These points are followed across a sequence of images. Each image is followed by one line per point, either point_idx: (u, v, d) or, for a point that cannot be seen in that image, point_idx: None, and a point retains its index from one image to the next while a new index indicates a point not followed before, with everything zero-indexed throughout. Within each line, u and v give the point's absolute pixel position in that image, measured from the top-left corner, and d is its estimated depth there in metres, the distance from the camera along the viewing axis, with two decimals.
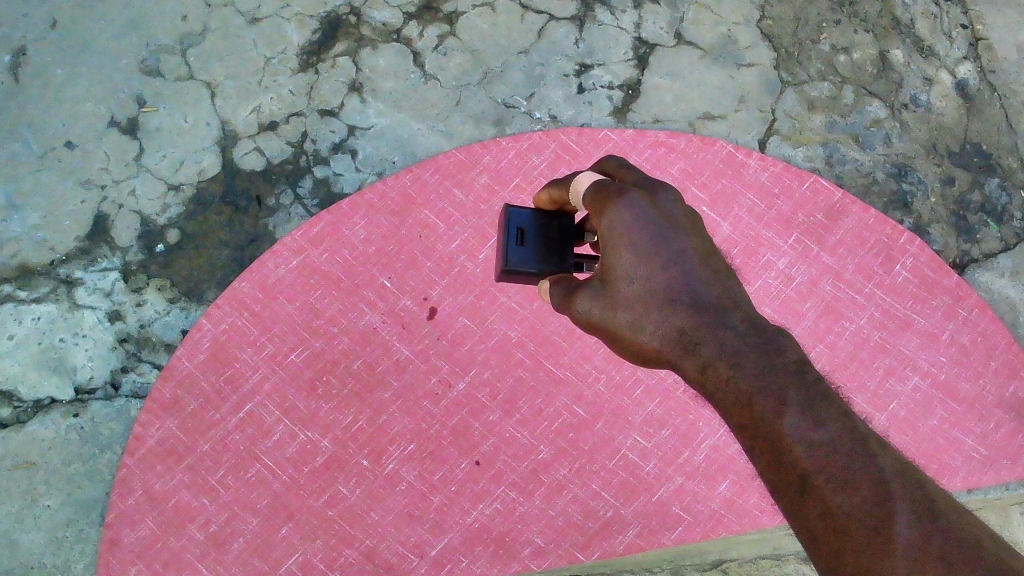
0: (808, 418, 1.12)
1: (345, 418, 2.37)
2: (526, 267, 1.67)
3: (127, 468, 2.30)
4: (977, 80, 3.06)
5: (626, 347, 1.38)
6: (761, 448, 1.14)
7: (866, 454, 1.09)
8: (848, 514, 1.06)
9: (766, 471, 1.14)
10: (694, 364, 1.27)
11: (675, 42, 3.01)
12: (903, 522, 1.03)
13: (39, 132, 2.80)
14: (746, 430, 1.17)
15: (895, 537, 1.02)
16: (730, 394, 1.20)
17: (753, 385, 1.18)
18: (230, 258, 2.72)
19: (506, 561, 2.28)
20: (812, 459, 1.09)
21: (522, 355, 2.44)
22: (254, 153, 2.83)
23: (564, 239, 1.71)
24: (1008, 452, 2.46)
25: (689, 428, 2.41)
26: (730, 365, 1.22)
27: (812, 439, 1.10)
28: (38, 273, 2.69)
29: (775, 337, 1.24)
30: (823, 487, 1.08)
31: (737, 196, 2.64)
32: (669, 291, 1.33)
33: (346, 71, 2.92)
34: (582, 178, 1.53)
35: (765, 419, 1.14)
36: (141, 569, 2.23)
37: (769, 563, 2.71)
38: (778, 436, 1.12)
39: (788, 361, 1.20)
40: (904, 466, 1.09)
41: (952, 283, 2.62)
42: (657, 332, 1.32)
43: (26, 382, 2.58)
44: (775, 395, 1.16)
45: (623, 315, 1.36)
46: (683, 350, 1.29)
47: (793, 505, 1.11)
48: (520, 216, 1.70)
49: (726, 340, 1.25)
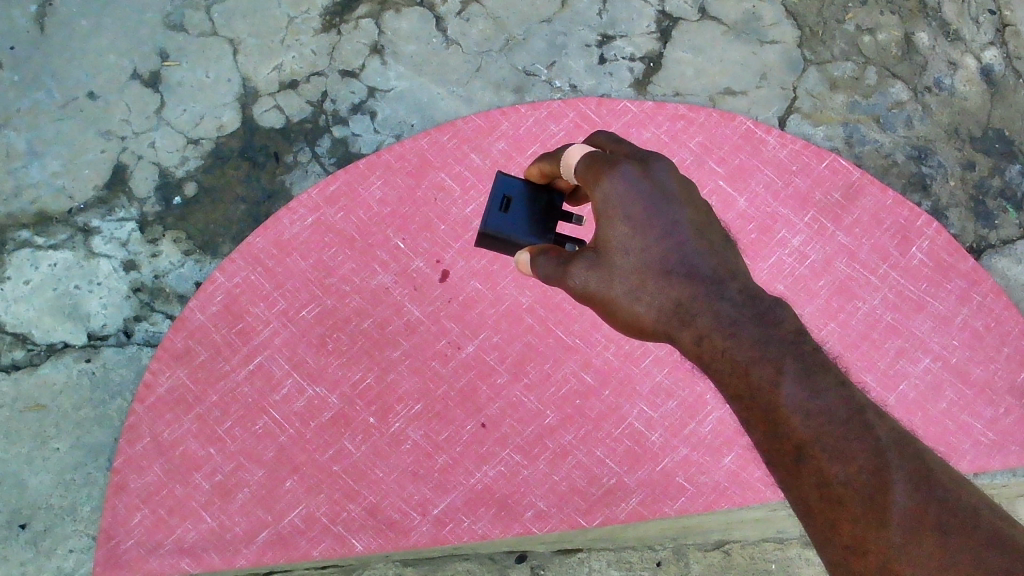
0: (805, 389, 1.15)
1: (353, 375, 2.38)
2: (506, 232, 1.67)
3: (136, 415, 2.33)
4: (1002, 65, 3.02)
5: (620, 319, 1.39)
6: (757, 418, 1.19)
7: (862, 425, 1.12)
8: (843, 483, 1.10)
9: (763, 441, 1.19)
10: (690, 336, 1.28)
11: (699, 16, 3.00)
12: (900, 492, 1.07)
13: (63, 82, 2.84)
14: (742, 400, 1.21)
15: (892, 507, 1.07)
16: (727, 365, 1.23)
17: (749, 355, 1.20)
18: (247, 212, 2.74)
19: (508, 523, 2.28)
20: (807, 430, 1.13)
21: (532, 321, 2.45)
22: (274, 111, 2.85)
23: (548, 215, 1.71)
24: (1018, 438, 2.44)
25: (696, 400, 2.40)
26: (725, 336, 1.23)
27: (809, 409, 1.13)
28: (56, 220, 2.73)
29: (773, 308, 1.24)
30: (819, 457, 1.12)
31: (754, 171, 2.64)
32: (665, 263, 1.33)
33: (368, 33, 2.93)
34: (573, 152, 1.51)
35: (762, 390, 1.18)
36: (146, 514, 2.25)
37: (772, 546, 2.67)
38: (773, 407, 1.16)
39: (785, 332, 1.21)
40: (901, 435, 1.12)
41: (968, 267, 2.60)
42: (653, 305, 1.33)
43: (40, 327, 2.62)
44: (772, 364, 1.18)
45: (619, 287, 1.37)
46: (679, 322, 1.30)
47: (788, 473, 1.16)
48: (509, 184, 1.69)
49: (723, 311, 1.25)
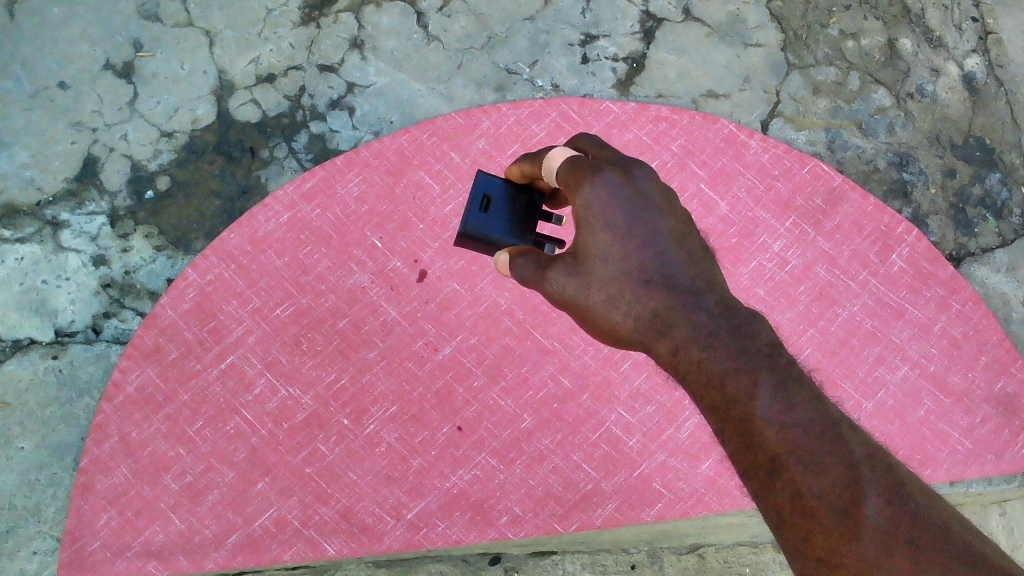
0: (780, 401, 1.13)
1: (328, 375, 2.34)
2: (484, 231, 1.63)
3: (104, 414, 2.28)
4: (984, 73, 3.02)
5: (596, 326, 1.36)
6: (732, 430, 1.15)
7: (837, 438, 1.10)
8: (817, 495, 1.07)
9: (737, 452, 1.15)
10: (667, 347, 1.25)
11: (683, 17, 2.98)
12: (872, 504, 1.05)
13: (33, 71, 2.77)
14: (716, 413, 1.18)
15: (864, 520, 1.04)
16: (701, 376, 1.20)
17: (726, 366, 1.18)
18: (221, 208, 2.69)
19: (483, 527, 2.25)
20: (782, 442, 1.10)
21: (510, 323, 2.42)
22: (250, 105, 2.80)
23: (529, 216, 1.68)
24: (995, 447, 2.43)
25: (675, 405, 2.38)
26: (702, 347, 1.21)
27: (784, 421, 1.11)
28: (24, 213, 2.67)
29: (750, 320, 1.23)
30: (794, 469, 1.09)
31: (736, 175, 2.62)
32: (643, 272, 1.31)
33: (348, 27, 2.89)
34: (555, 155, 1.49)
35: (737, 401, 1.15)
36: (112, 516, 2.20)
37: (747, 550, 2.66)
38: (748, 418, 1.13)
39: (760, 344, 1.20)
40: (874, 449, 1.11)
41: (947, 276, 2.60)
42: (630, 313, 1.31)
43: (6, 322, 2.56)
44: (748, 376, 1.16)
45: (597, 294, 1.35)
46: (655, 332, 1.27)
47: (760, 486, 1.13)
48: (490, 185, 1.67)
49: (700, 321, 1.23)
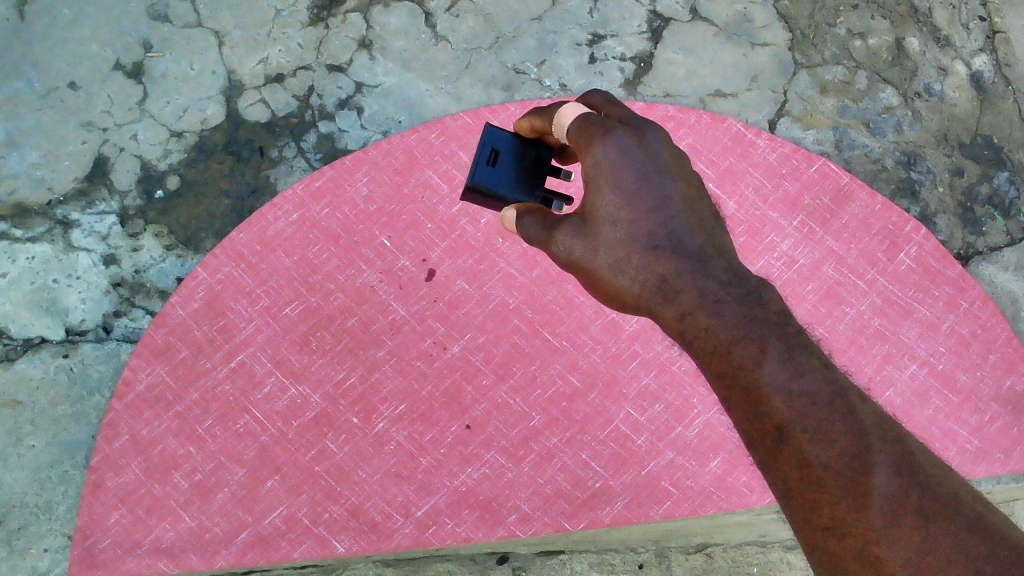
0: (789, 370, 1.16)
1: (337, 373, 2.35)
2: (492, 188, 1.63)
3: (114, 412, 2.29)
4: (992, 72, 3.03)
5: (602, 290, 1.37)
6: (739, 398, 1.18)
7: (845, 407, 1.12)
8: (825, 465, 1.10)
9: (743, 420, 1.17)
10: (673, 313, 1.28)
11: (690, 17, 2.99)
12: (881, 475, 1.08)
13: (43, 71, 2.79)
14: (723, 380, 1.20)
15: (873, 489, 1.07)
16: (709, 343, 1.23)
17: (733, 334, 1.21)
18: (230, 208, 2.70)
19: (492, 526, 2.25)
20: (790, 411, 1.13)
21: (519, 321, 2.42)
22: (259, 105, 2.81)
23: (537, 170, 1.67)
24: (1004, 446, 2.43)
25: (683, 403, 2.38)
26: (710, 315, 1.24)
27: (792, 390, 1.14)
28: (35, 213, 2.68)
29: (758, 289, 1.27)
30: (801, 438, 1.11)
31: (744, 174, 2.63)
32: (653, 237, 1.32)
33: (356, 27, 2.90)
34: (566, 112, 1.45)
35: (744, 368, 1.18)
36: (123, 513, 2.21)
37: (755, 549, 2.65)
38: (757, 386, 1.16)
39: (769, 313, 1.23)
40: (880, 420, 1.14)
41: (955, 274, 2.60)
42: (638, 279, 1.31)
43: (17, 321, 2.57)
44: (756, 344, 1.19)
45: (604, 258, 1.35)
46: (663, 298, 1.29)
47: (767, 455, 1.15)
48: (498, 138, 1.65)
49: (708, 290, 1.26)
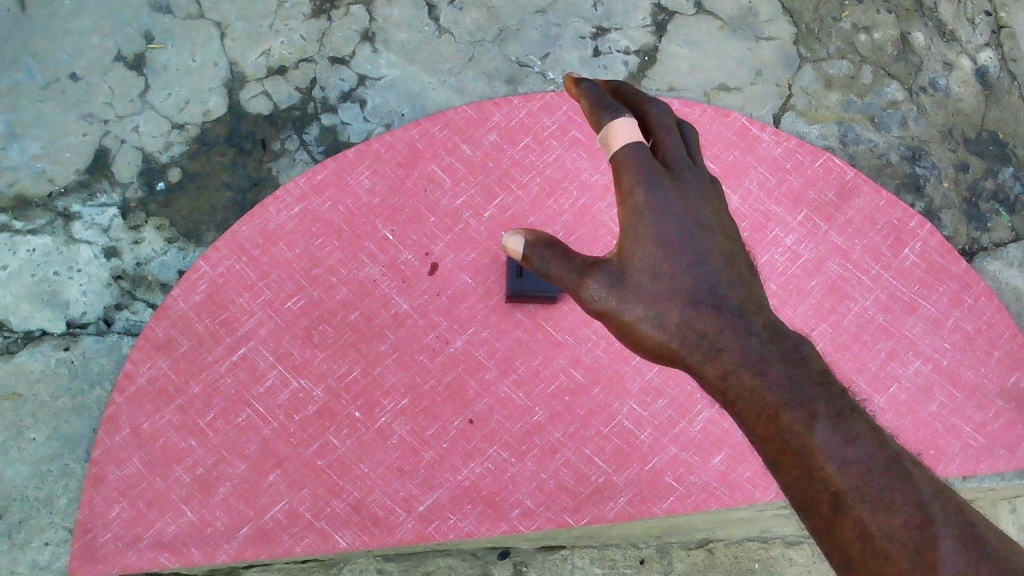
0: (839, 435, 1.16)
1: (340, 367, 2.34)
2: None
3: (115, 405, 2.27)
4: (997, 67, 3.01)
5: (637, 342, 1.37)
6: (791, 465, 1.18)
7: (903, 474, 1.14)
8: (887, 537, 1.10)
9: (796, 488, 1.17)
10: (715, 370, 1.29)
11: (695, 10, 2.97)
12: (948, 545, 1.09)
13: (44, 63, 2.77)
14: (772, 445, 1.21)
15: (940, 563, 1.07)
16: (753, 405, 1.24)
17: (780, 397, 1.22)
18: (232, 200, 2.69)
19: (495, 520, 2.25)
20: (847, 480, 1.13)
21: (522, 316, 2.41)
22: (261, 97, 2.80)
23: None
24: (1008, 442, 2.42)
25: (686, 399, 2.37)
26: (754, 375, 1.25)
27: (846, 456, 1.15)
28: (36, 205, 2.67)
29: (799, 346, 1.29)
30: (862, 507, 1.11)
31: (748, 169, 2.61)
32: (693, 293, 1.33)
33: (359, 20, 2.88)
34: (622, 126, 1.38)
35: (795, 432, 1.18)
36: (124, 507, 2.20)
37: (756, 545, 2.64)
38: (810, 453, 1.16)
39: (813, 372, 1.25)
40: (936, 487, 1.15)
41: (960, 270, 2.59)
42: (677, 334, 1.32)
43: (17, 314, 2.56)
44: (806, 408, 1.20)
45: (643, 313, 1.35)
46: (703, 355, 1.30)
47: (823, 524, 1.15)
48: None
49: (751, 346, 1.28)
